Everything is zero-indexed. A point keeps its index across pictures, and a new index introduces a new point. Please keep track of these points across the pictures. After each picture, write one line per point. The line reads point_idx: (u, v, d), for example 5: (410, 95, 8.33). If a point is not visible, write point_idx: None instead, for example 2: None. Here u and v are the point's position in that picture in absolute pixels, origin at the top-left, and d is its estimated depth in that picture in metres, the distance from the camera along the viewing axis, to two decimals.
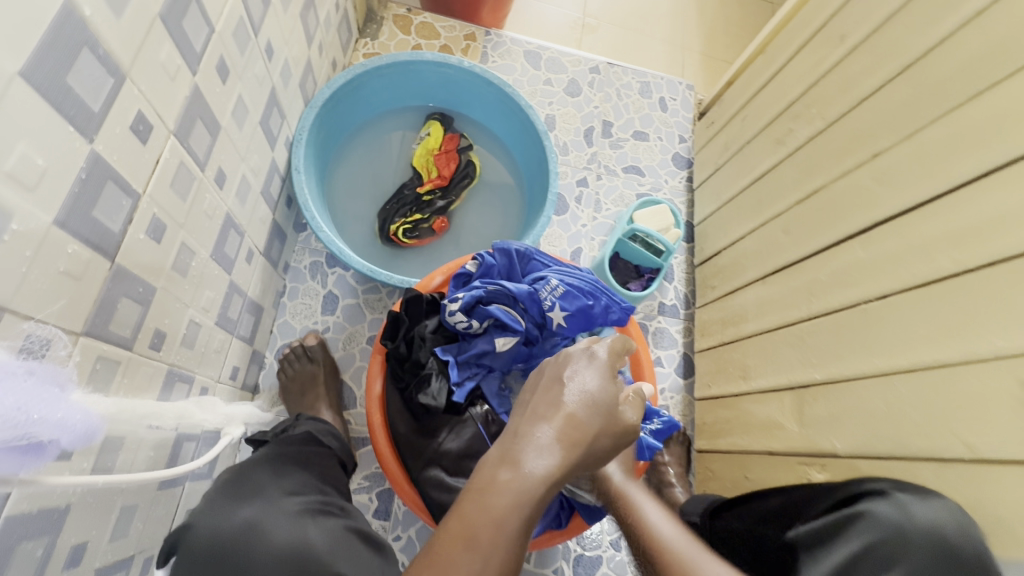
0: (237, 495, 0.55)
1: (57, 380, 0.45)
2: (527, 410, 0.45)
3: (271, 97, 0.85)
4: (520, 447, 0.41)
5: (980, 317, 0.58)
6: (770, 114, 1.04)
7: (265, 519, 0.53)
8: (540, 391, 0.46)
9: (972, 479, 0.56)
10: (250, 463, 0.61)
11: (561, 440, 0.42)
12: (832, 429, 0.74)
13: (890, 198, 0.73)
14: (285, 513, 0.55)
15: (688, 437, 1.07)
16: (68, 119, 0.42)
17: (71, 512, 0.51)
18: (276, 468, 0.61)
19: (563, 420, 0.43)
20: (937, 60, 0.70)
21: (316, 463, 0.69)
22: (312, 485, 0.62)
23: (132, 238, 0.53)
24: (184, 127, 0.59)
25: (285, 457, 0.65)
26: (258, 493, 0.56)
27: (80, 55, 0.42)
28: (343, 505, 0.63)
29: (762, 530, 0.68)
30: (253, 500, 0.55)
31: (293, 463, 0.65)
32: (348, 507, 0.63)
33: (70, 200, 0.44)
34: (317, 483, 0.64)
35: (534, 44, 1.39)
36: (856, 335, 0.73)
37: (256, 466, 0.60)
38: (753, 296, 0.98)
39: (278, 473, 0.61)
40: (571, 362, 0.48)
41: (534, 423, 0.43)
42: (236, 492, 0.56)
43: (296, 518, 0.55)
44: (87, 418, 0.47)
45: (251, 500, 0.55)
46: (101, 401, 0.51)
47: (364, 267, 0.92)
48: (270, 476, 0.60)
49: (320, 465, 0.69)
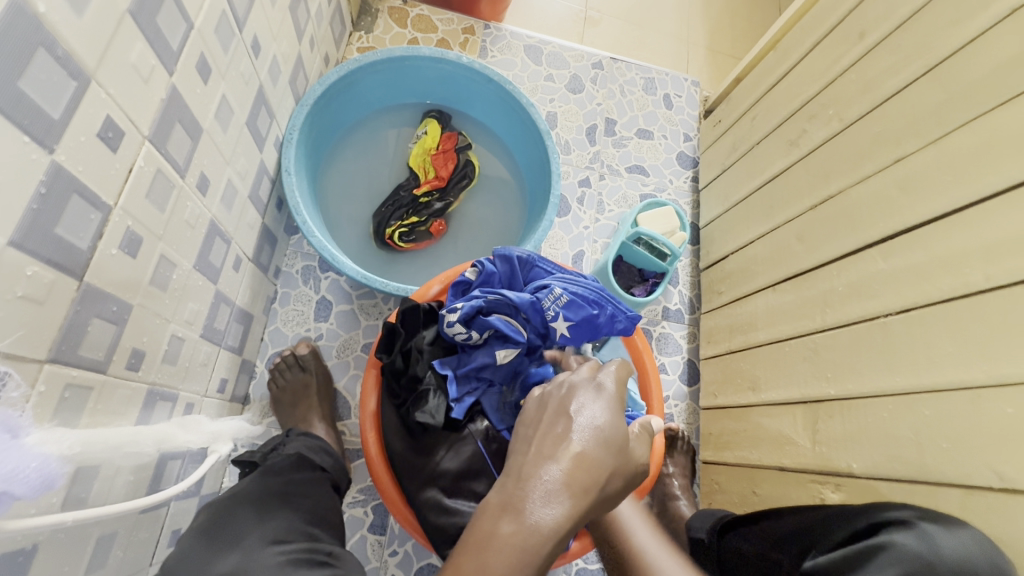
0: (215, 545, 0.53)
1: (7, 427, 0.40)
2: (531, 447, 0.41)
3: (259, 96, 0.80)
4: (525, 494, 0.38)
5: (1013, 338, 0.54)
6: (782, 113, 1.00)
7: (243, 572, 0.50)
8: (546, 423, 0.42)
9: (1002, 510, 0.53)
10: (235, 502, 0.58)
11: (571, 483, 0.38)
12: (848, 448, 0.71)
13: (913, 206, 0.69)
14: (261, 566, 0.50)
15: (694, 448, 1.04)
16: (23, 128, 0.38)
17: (39, 551, 0.47)
18: (258, 511, 0.57)
19: (573, 460, 0.39)
20: (966, 60, 0.66)
21: (304, 498, 0.64)
22: (297, 529, 0.57)
23: (103, 254, 0.49)
24: (161, 131, 0.55)
25: (272, 492, 0.61)
26: (236, 545, 0.52)
27: (33, 57, 0.38)
28: (332, 549, 0.57)
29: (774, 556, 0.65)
30: (229, 554, 0.51)
31: (278, 501, 0.60)
32: (339, 551, 0.58)
33: (28, 217, 0.40)
34: (306, 525, 0.59)
35: (535, 38, 1.34)
36: (875, 350, 0.70)
37: (240, 507, 0.57)
38: (763, 304, 0.95)
39: (260, 516, 0.57)
40: (577, 392, 0.44)
41: (540, 464, 0.39)
42: (212, 548, 0.52)
43: (274, 572, 0.50)
44: (45, 465, 0.42)
45: (232, 549, 0.52)
46: (64, 440, 0.46)
47: (359, 274, 0.88)
48: (252, 521, 0.56)
49: (309, 499, 0.64)
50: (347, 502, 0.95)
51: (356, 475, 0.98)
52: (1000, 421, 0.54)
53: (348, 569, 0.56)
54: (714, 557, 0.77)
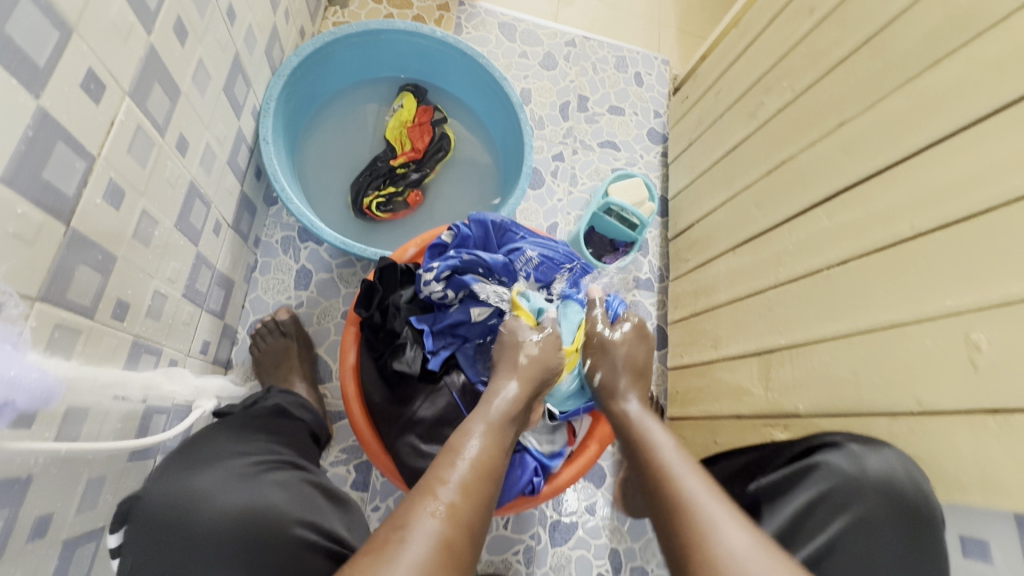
0: (189, 460, 0.57)
1: (9, 338, 0.44)
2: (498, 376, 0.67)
3: (235, 63, 0.82)
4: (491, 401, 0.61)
5: (933, 279, 0.60)
6: (743, 87, 1.06)
7: (211, 486, 0.54)
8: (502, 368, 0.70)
9: (922, 433, 0.59)
10: (207, 432, 0.62)
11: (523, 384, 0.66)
12: (795, 392, 0.77)
13: (853, 168, 0.75)
14: (236, 477, 0.56)
15: (662, 407, 1.09)
16: (10, 71, 0.40)
17: (33, 482, 0.50)
18: (231, 435, 0.62)
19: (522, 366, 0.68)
20: (901, 30, 0.72)
21: (275, 433, 0.70)
22: (267, 448, 0.63)
23: (88, 202, 0.51)
24: (141, 89, 0.57)
25: (246, 424, 0.66)
26: (210, 461, 0.57)
27: (18, 5, 0.40)
28: (300, 462, 0.65)
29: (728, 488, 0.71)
30: (206, 468, 0.56)
31: (249, 430, 0.65)
32: (308, 466, 0.66)
33: (16, 157, 0.42)
34: (274, 447, 0.65)
35: (509, 15, 1.36)
36: (819, 301, 0.76)
37: (213, 435, 0.61)
38: (724, 267, 1.00)
39: (234, 439, 0.62)
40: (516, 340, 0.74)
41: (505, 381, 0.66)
42: (185, 463, 0.56)
43: (249, 480, 0.56)
44: (44, 377, 0.47)
45: (202, 466, 0.56)
46: (61, 364, 0.51)
47: (338, 240, 0.91)
48: (228, 441, 0.61)
49: (282, 434, 0.70)
50: (330, 461, 0.99)
51: (338, 436, 1.01)
52: (920, 354, 0.60)
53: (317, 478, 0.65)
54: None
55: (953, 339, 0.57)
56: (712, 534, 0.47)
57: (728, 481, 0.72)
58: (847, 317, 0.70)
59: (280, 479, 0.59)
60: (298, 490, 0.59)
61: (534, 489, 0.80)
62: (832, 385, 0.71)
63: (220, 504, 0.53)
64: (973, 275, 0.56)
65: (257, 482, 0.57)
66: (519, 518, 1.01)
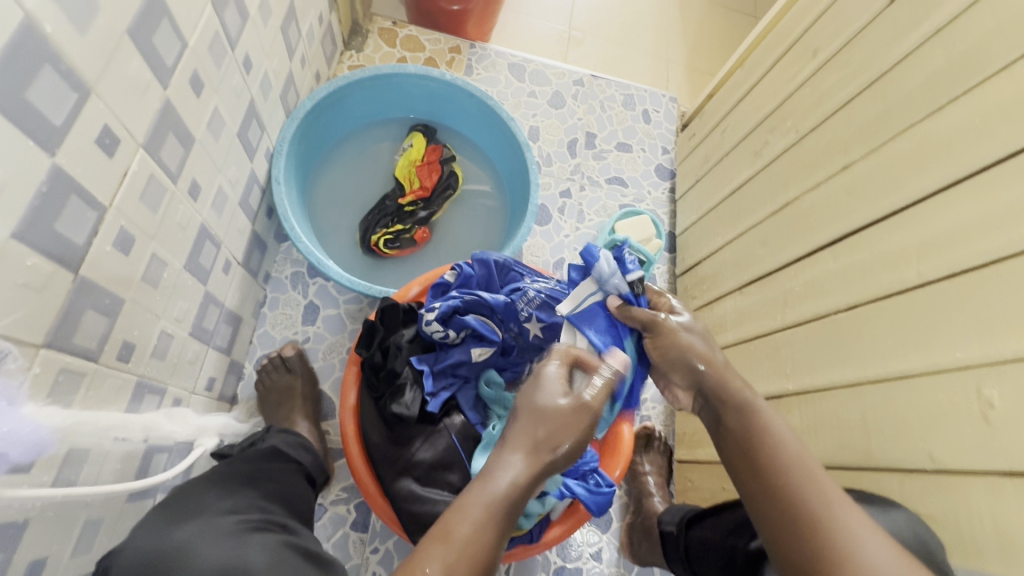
0: (175, 516, 0.55)
1: (7, 394, 0.45)
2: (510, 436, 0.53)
3: (250, 109, 0.85)
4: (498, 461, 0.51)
5: (942, 328, 0.59)
6: (748, 126, 1.06)
7: (197, 541, 0.52)
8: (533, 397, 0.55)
9: (935, 491, 0.57)
10: (196, 486, 0.61)
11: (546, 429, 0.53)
12: (803, 439, 0.75)
13: (858, 211, 0.74)
14: (220, 534, 0.54)
15: (668, 446, 1.09)
16: (28, 133, 0.43)
17: (29, 527, 0.50)
18: (221, 490, 0.61)
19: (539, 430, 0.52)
20: (903, 76, 0.72)
21: (266, 482, 0.68)
22: (255, 504, 0.62)
23: (98, 249, 0.53)
24: (155, 140, 0.60)
25: (233, 476, 0.65)
26: (197, 515, 0.56)
27: (39, 71, 0.43)
28: (286, 522, 0.62)
29: (733, 540, 0.68)
30: (191, 521, 0.55)
31: (241, 483, 0.64)
32: (294, 525, 0.62)
33: (30, 212, 0.44)
34: (262, 502, 0.63)
35: (518, 57, 1.40)
36: (826, 346, 0.74)
37: (201, 489, 0.60)
38: (732, 306, 0.99)
39: (224, 494, 0.60)
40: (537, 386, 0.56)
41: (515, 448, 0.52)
42: (173, 517, 0.55)
43: (233, 538, 0.54)
44: (39, 430, 0.48)
45: (189, 522, 0.54)
46: (58, 412, 0.51)
47: (344, 278, 0.92)
48: (216, 496, 0.60)
49: (275, 484, 0.69)
50: (331, 500, 0.98)
51: (340, 473, 1.01)
52: (933, 407, 0.58)
53: (302, 540, 0.61)
54: (681, 549, 0.80)
55: (965, 393, 0.55)
56: (855, 542, 0.47)
57: (733, 532, 0.69)
58: (856, 363, 0.68)
59: (264, 540, 0.55)
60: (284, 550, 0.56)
61: (533, 539, 0.80)
62: (843, 435, 0.68)
63: (200, 565, 0.50)
64: (983, 326, 0.54)
65: (243, 539, 0.54)
66: (521, 563, 0.98)
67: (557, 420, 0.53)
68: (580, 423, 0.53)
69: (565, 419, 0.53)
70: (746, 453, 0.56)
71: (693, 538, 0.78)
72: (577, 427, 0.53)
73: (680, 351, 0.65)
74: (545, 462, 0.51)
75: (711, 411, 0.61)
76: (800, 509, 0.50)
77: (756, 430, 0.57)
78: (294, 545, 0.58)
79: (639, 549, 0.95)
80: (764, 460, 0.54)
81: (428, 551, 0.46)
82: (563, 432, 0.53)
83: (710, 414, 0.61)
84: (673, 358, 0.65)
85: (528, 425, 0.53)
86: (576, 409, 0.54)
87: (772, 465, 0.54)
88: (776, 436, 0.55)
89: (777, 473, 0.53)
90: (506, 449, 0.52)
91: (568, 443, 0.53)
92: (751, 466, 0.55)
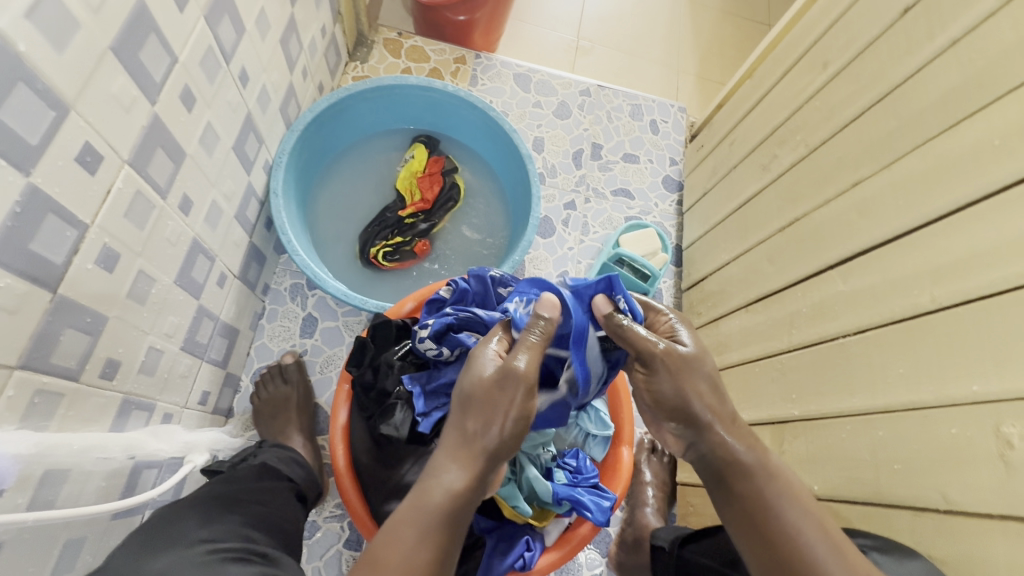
0: (150, 546, 0.54)
1: None
2: (448, 447, 0.50)
3: (247, 122, 0.85)
4: (433, 480, 0.48)
5: (957, 358, 0.55)
6: (757, 139, 1.03)
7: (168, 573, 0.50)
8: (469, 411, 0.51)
9: (949, 533, 0.53)
10: (177, 511, 0.60)
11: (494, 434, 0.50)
12: (809, 469, 0.72)
13: (869, 230, 0.70)
14: (191, 565, 0.52)
15: (673, 461, 1.06)
16: (0, 153, 0.42)
17: (3, 550, 0.50)
18: (200, 517, 0.59)
19: (473, 437, 0.50)
20: (917, 89, 0.69)
21: (252, 505, 0.66)
22: (236, 532, 0.60)
23: (78, 268, 0.52)
24: (142, 157, 0.59)
25: (217, 500, 0.63)
26: (171, 546, 0.54)
27: (13, 90, 0.42)
28: (268, 551, 0.60)
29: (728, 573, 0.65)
30: (166, 552, 0.53)
31: (225, 509, 0.63)
32: (276, 554, 0.60)
33: (2, 233, 0.44)
34: (244, 530, 0.61)
35: (524, 67, 1.38)
36: (835, 371, 0.70)
37: (183, 514, 0.59)
38: (738, 324, 0.95)
39: (203, 521, 0.59)
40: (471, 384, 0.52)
41: (452, 462, 0.49)
42: (148, 547, 0.54)
43: (205, 570, 0.52)
44: None
45: (162, 553, 0.53)
46: (25, 440, 0.49)
47: (340, 292, 0.90)
48: (195, 524, 0.58)
49: (262, 506, 0.68)
50: (324, 516, 0.96)
51: (335, 489, 0.99)
52: (946, 442, 0.55)
53: (283, 571, 0.58)
54: (673, 564, 0.77)
55: (984, 429, 0.51)
56: None
57: (729, 564, 0.66)
58: (866, 391, 0.65)
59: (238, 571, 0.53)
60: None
61: (526, 565, 0.75)
62: (851, 467, 0.65)
63: None
64: (1002, 357, 0.51)
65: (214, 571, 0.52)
66: None
67: (490, 410, 0.50)
68: (513, 399, 0.50)
69: (491, 394, 0.51)
70: (746, 523, 0.51)
71: (687, 561, 0.75)
72: (510, 402, 0.50)
73: (679, 399, 0.55)
74: (480, 458, 0.49)
75: (707, 466, 0.55)
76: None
77: (759, 499, 0.51)
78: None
79: (630, 569, 0.90)
80: (769, 534, 0.49)
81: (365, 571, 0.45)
82: (497, 420, 0.50)
83: (704, 469, 0.55)
84: (659, 402, 0.57)
85: (467, 440, 0.50)
86: (507, 376, 0.51)
87: (779, 541, 0.48)
88: (779, 509, 0.50)
89: (782, 551, 0.48)
90: (443, 455, 0.50)
91: (507, 425, 0.50)
92: (756, 539, 0.50)
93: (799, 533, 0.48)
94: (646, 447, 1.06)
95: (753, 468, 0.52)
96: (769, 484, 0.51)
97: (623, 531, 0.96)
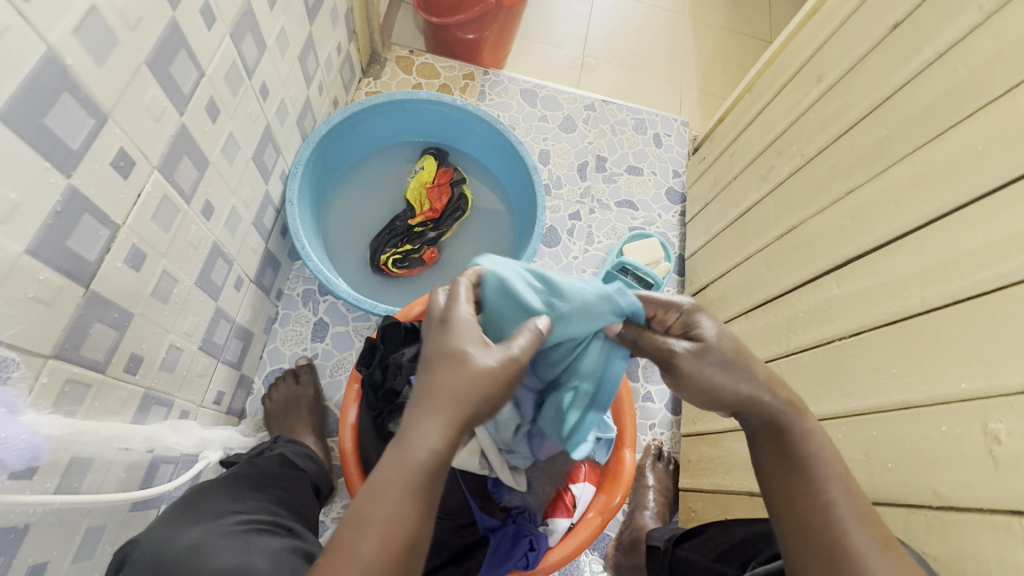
0: (190, 515, 0.58)
1: (7, 403, 0.47)
2: (416, 408, 0.47)
3: (265, 133, 0.89)
4: (408, 435, 0.46)
5: (949, 358, 0.57)
6: (755, 151, 1.06)
7: (207, 545, 0.55)
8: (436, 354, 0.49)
9: (941, 530, 0.55)
10: (212, 485, 0.64)
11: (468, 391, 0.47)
12: None
13: (862, 236, 0.73)
14: (223, 534, 0.57)
15: (677, 468, 1.08)
16: (45, 156, 0.46)
17: (29, 533, 0.52)
18: (232, 491, 0.64)
19: (447, 399, 0.47)
20: (905, 101, 0.71)
21: (273, 488, 0.70)
22: (263, 507, 0.65)
23: (109, 266, 0.56)
24: (169, 163, 0.63)
25: (246, 479, 0.68)
26: (205, 516, 0.59)
27: (59, 99, 0.46)
28: (293, 526, 0.65)
29: (716, 567, 0.68)
30: (201, 523, 0.57)
31: (252, 487, 0.67)
32: (298, 529, 0.65)
33: (43, 230, 0.47)
34: (271, 506, 0.66)
35: (531, 82, 1.43)
36: (830, 375, 0.72)
37: (216, 488, 0.63)
38: (738, 330, 0.97)
39: (234, 497, 0.63)
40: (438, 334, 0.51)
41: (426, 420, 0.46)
42: (185, 517, 0.58)
43: (236, 539, 0.57)
44: (31, 438, 0.48)
45: (199, 522, 0.57)
46: (56, 423, 0.52)
47: (350, 296, 0.92)
48: (227, 497, 0.63)
49: (282, 490, 0.71)
50: (332, 517, 0.97)
51: (341, 491, 1.01)
52: (937, 440, 0.56)
53: (306, 543, 0.64)
54: (665, 566, 0.79)
55: (972, 424, 0.53)
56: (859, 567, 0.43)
57: (719, 558, 0.69)
58: (862, 392, 0.67)
59: (267, 543, 0.58)
60: (286, 553, 0.58)
61: (529, 565, 0.78)
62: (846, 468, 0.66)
63: (214, 566, 0.53)
64: (989, 355, 0.53)
65: (246, 543, 0.57)
66: None
67: (450, 377, 0.47)
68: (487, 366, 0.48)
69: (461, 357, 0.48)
70: (786, 484, 0.48)
71: (677, 560, 0.77)
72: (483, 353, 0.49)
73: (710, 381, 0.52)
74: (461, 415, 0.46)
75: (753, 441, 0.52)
76: (829, 545, 0.45)
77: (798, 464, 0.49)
78: (299, 548, 0.61)
79: (626, 570, 0.91)
80: (804, 503, 0.47)
81: (351, 532, 0.43)
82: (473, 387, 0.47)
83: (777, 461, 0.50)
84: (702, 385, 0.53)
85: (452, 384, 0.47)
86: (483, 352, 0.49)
87: (813, 510, 0.46)
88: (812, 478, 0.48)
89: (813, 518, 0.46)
90: (413, 415, 0.47)
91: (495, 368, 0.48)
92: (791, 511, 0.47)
93: (831, 499, 0.46)
94: (653, 453, 1.08)
95: (796, 425, 0.50)
96: (810, 444, 0.49)
97: (621, 534, 0.98)
